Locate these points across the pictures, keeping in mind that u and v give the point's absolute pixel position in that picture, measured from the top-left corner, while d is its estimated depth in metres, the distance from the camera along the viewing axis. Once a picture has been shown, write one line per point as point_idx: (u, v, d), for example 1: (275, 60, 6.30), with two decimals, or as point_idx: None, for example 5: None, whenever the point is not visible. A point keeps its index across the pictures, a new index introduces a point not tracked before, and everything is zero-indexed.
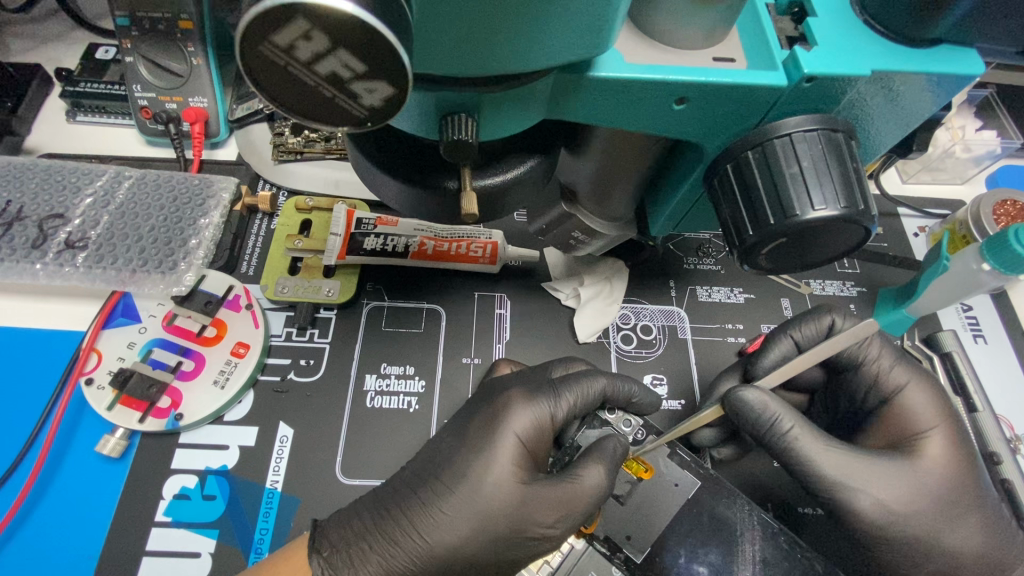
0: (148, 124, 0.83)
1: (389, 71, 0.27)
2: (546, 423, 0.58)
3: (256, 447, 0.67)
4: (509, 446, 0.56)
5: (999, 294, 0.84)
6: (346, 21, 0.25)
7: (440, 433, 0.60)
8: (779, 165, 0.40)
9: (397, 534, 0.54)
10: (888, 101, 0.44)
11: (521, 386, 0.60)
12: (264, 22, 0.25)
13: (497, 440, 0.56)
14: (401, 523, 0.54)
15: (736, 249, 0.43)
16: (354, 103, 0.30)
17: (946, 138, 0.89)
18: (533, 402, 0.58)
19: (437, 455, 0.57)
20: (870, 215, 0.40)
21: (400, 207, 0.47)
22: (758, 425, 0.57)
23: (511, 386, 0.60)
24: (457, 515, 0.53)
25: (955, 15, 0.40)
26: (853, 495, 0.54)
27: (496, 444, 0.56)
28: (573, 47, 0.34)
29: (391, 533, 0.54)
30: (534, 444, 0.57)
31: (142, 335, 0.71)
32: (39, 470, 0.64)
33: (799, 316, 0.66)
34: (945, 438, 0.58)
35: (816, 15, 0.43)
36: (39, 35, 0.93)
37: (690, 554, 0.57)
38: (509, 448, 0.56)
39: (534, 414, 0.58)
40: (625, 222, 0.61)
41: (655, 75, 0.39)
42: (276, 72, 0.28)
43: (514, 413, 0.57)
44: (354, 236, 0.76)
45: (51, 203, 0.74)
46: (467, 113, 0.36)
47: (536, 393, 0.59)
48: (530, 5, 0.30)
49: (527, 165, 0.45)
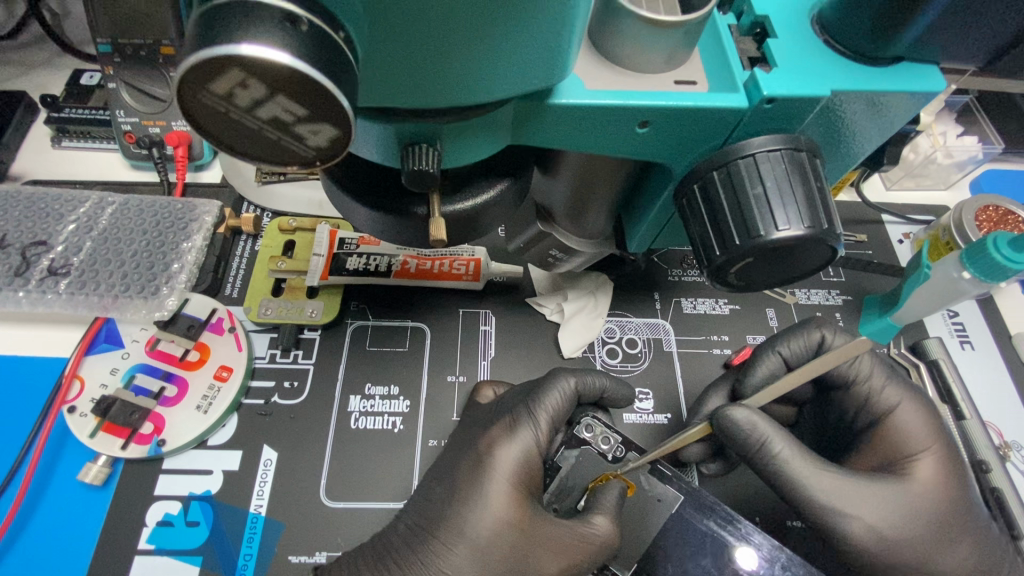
0: (131, 149, 0.83)
1: (330, 115, 0.28)
2: (534, 453, 0.58)
3: (240, 471, 0.67)
4: (501, 487, 0.55)
5: (985, 298, 0.84)
6: (281, 70, 0.25)
7: (427, 478, 0.59)
8: (743, 185, 0.41)
9: None
10: (851, 120, 0.44)
11: (500, 423, 0.60)
12: (198, 73, 0.26)
13: (490, 476, 0.56)
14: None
15: (704, 268, 0.43)
16: (300, 144, 0.30)
17: (927, 144, 0.89)
18: (515, 436, 0.58)
19: (428, 507, 0.57)
20: (835, 233, 0.40)
21: (371, 232, 0.47)
22: (747, 445, 0.56)
23: (490, 425, 0.60)
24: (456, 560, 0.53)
25: (913, 34, 0.40)
26: (844, 521, 0.54)
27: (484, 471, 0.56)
28: (528, 78, 0.34)
29: None
30: (523, 475, 0.57)
31: (125, 361, 0.71)
32: (21, 500, 0.63)
33: (789, 330, 0.66)
34: (936, 460, 0.58)
35: (776, 36, 0.43)
36: (24, 62, 0.94)
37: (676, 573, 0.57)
38: (500, 485, 0.56)
39: (520, 449, 0.57)
40: (603, 239, 0.62)
41: (614, 100, 0.39)
42: (218, 117, 0.28)
43: (500, 451, 0.57)
44: (337, 256, 0.76)
45: (34, 230, 0.74)
46: (428, 143, 0.36)
47: (516, 423, 0.59)
48: (482, 40, 0.30)
49: (496, 189, 0.45)
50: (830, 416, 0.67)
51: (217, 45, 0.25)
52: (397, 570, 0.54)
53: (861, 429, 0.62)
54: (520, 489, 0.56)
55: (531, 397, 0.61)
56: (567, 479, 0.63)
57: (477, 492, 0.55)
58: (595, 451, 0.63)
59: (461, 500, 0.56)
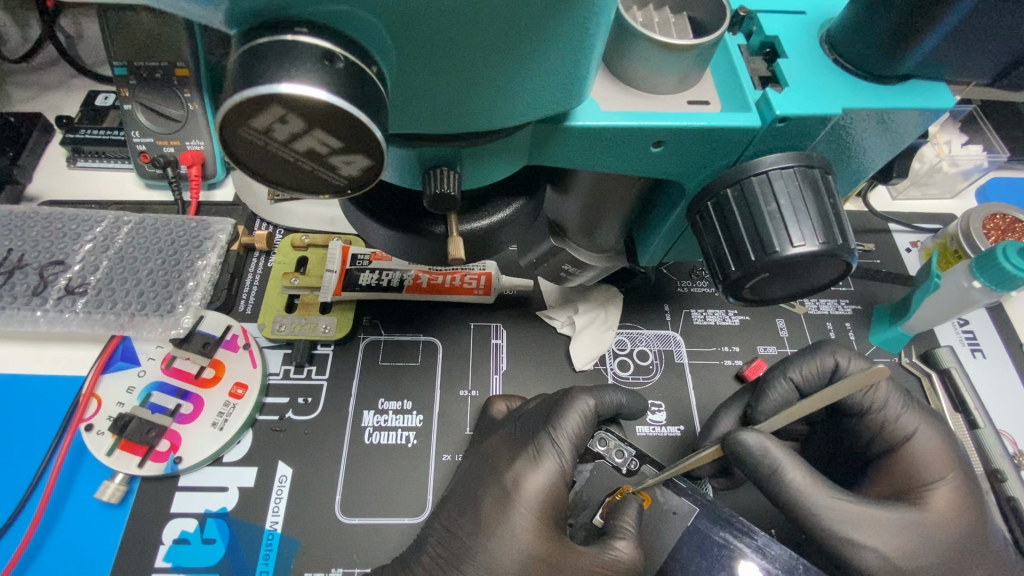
0: (147, 168, 0.84)
1: (364, 147, 0.29)
2: (562, 483, 0.58)
3: (255, 488, 0.67)
4: (527, 516, 0.56)
5: (995, 306, 0.84)
6: (318, 106, 0.27)
7: (448, 510, 0.59)
8: (757, 203, 0.41)
9: None
10: (861, 139, 0.45)
11: (523, 451, 0.59)
12: (241, 110, 0.27)
13: (515, 506, 0.56)
14: None
15: (719, 283, 0.44)
16: (333, 174, 0.31)
17: (932, 153, 0.90)
18: (539, 466, 0.58)
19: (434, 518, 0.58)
20: (850, 249, 0.41)
21: (389, 251, 0.48)
22: (759, 471, 0.57)
23: (512, 454, 0.60)
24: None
25: (921, 55, 0.41)
26: (858, 550, 0.54)
27: None
28: (548, 103, 0.35)
29: None
30: (546, 506, 0.57)
31: (141, 378, 0.71)
32: (39, 518, 0.64)
33: (800, 355, 0.66)
34: (952, 489, 0.57)
35: (787, 56, 0.44)
36: (40, 84, 0.96)
37: None
38: (526, 517, 0.56)
39: (546, 476, 0.58)
40: (614, 253, 0.62)
41: (630, 122, 0.40)
42: (255, 149, 0.30)
43: (527, 484, 0.57)
44: (350, 271, 0.77)
45: (52, 250, 0.75)
46: (448, 166, 0.37)
47: (539, 454, 0.59)
48: (505, 68, 0.31)
49: (512, 207, 0.46)
50: (842, 441, 0.67)
51: (259, 84, 0.26)
52: None
53: (875, 455, 0.62)
54: (538, 503, 0.57)
55: (550, 422, 0.60)
56: (581, 494, 0.63)
57: (499, 514, 0.56)
58: (609, 465, 0.63)
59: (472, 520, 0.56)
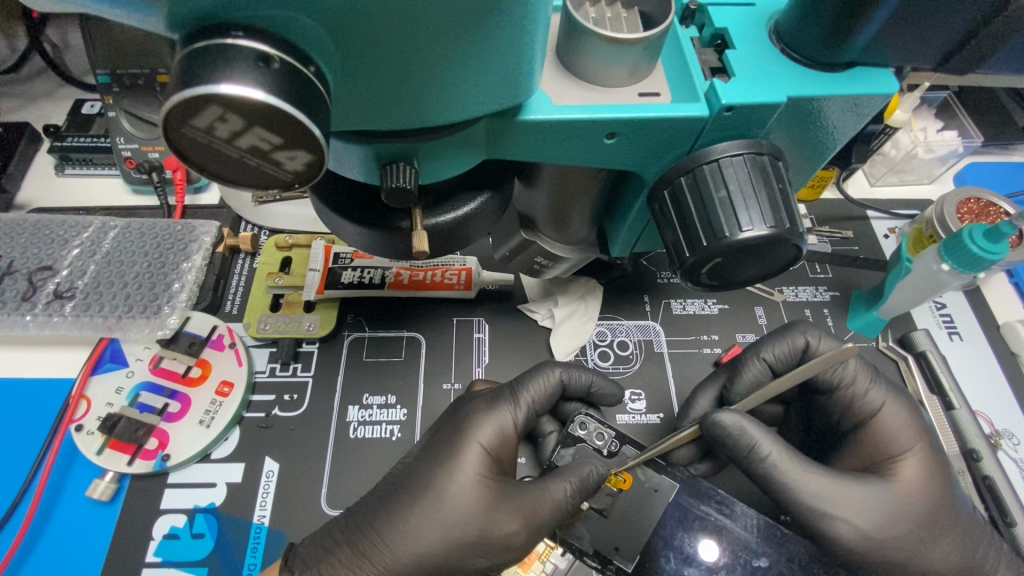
0: (132, 173, 0.86)
1: (303, 142, 0.31)
2: (509, 429, 0.59)
3: (243, 483, 0.69)
4: (476, 454, 0.56)
5: (972, 289, 0.85)
6: (255, 104, 0.28)
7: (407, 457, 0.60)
8: (708, 190, 0.43)
9: (366, 547, 0.54)
10: (815, 124, 0.46)
11: (485, 396, 0.61)
12: (182, 110, 0.29)
13: None
14: (368, 530, 0.54)
15: (679, 270, 0.45)
16: (279, 169, 0.33)
17: (908, 140, 0.90)
18: (494, 410, 0.59)
19: (399, 475, 0.58)
20: (799, 232, 0.42)
21: (360, 247, 0.49)
22: (736, 450, 0.58)
23: (473, 397, 0.61)
24: (419, 531, 0.53)
25: (864, 40, 0.42)
26: (833, 523, 0.55)
27: (461, 450, 0.56)
28: (494, 98, 0.36)
29: (361, 545, 0.54)
30: (498, 445, 0.58)
31: (130, 379, 0.73)
32: (33, 516, 0.66)
33: (773, 335, 0.67)
34: (921, 460, 0.59)
35: (735, 47, 0.45)
36: (27, 94, 0.97)
37: (677, 558, 0.59)
38: (473, 457, 0.56)
39: (496, 423, 0.59)
40: (586, 245, 0.64)
41: (581, 115, 0.41)
42: (201, 147, 0.31)
43: (478, 423, 0.58)
44: (332, 270, 0.79)
45: (40, 256, 0.77)
46: (406, 161, 0.39)
47: (497, 400, 0.60)
48: (446, 66, 0.33)
49: (477, 201, 0.47)
50: (817, 418, 0.68)
51: (196, 85, 0.28)
52: (367, 539, 0.54)
53: (846, 430, 0.64)
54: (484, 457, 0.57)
55: (516, 381, 0.63)
56: None
57: (447, 456, 0.56)
58: (590, 448, 0.64)
59: (431, 483, 0.55)
